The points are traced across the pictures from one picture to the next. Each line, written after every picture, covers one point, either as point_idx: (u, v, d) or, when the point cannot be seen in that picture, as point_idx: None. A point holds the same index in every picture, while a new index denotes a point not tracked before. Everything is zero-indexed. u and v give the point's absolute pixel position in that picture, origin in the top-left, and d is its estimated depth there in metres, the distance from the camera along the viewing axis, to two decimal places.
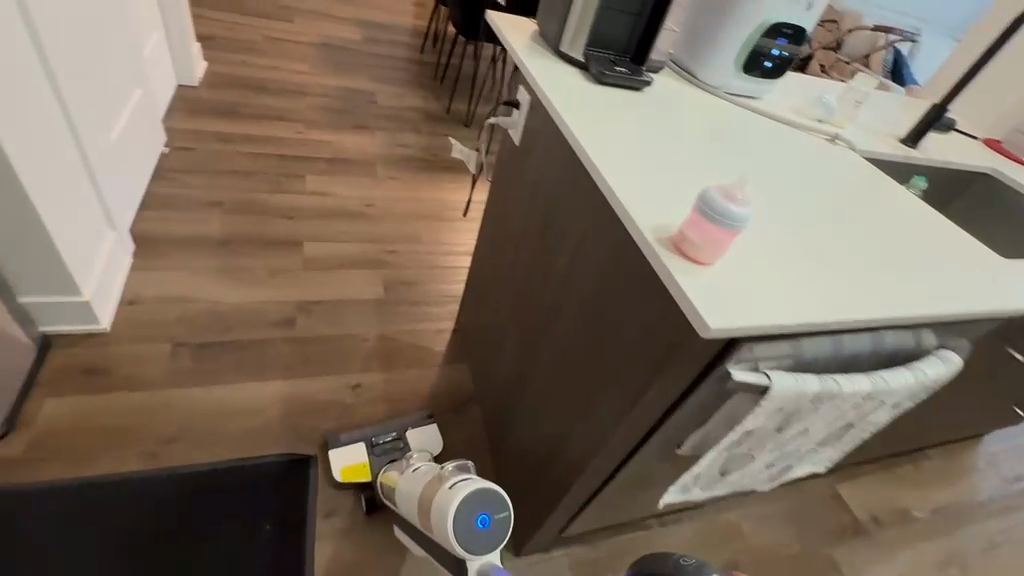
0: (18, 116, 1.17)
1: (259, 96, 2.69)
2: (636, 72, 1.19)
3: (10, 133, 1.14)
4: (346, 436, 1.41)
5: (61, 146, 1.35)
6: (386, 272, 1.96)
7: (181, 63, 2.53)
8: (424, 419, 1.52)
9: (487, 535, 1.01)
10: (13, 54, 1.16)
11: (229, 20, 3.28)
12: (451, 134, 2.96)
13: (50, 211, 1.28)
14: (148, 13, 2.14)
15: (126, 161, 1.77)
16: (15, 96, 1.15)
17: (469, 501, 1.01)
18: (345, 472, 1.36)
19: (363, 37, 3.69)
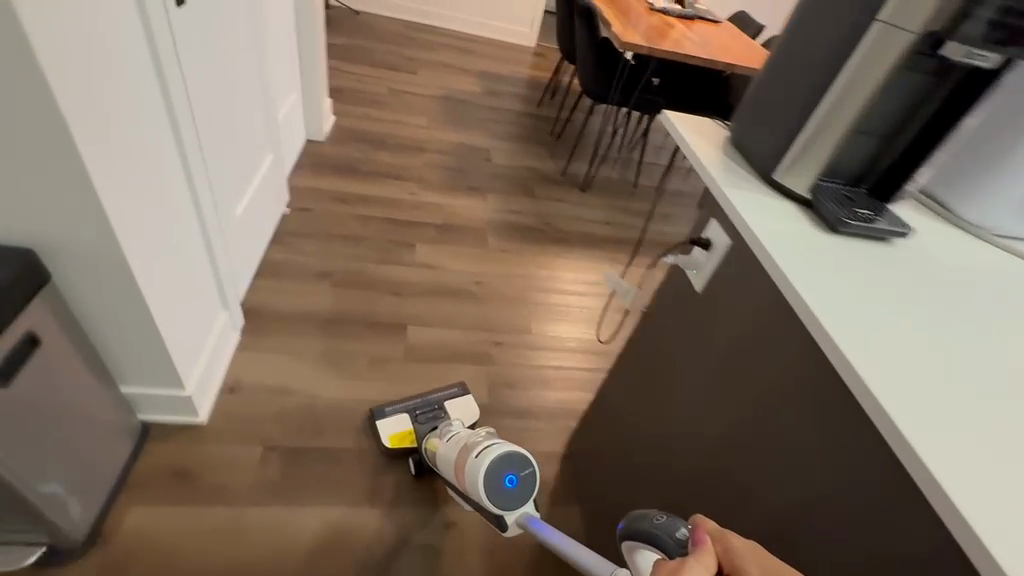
0: (146, 214, 1.09)
1: (379, 153, 2.67)
2: (883, 215, 0.86)
3: (136, 235, 1.05)
4: (390, 407, 1.46)
5: (187, 232, 1.27)
6: (490, 371, 1.75)
7: (311, 118, 2.55)
8: (460, 392, 1.57)
9: (517, 493, 0.98)
10: (151, 149, 1.08)
11: (360, 72, 3.38)
12: (567, 200, 2.72)
13: (165, 307, 1.19)
14: (287, 75, 2.15)
15: (248, 230, 1.72)
16: (145, 194, 1.07)
17: (492, 466, 0.99)
18: (392, 440, 1.41)
19: (481, 89, 3.64)
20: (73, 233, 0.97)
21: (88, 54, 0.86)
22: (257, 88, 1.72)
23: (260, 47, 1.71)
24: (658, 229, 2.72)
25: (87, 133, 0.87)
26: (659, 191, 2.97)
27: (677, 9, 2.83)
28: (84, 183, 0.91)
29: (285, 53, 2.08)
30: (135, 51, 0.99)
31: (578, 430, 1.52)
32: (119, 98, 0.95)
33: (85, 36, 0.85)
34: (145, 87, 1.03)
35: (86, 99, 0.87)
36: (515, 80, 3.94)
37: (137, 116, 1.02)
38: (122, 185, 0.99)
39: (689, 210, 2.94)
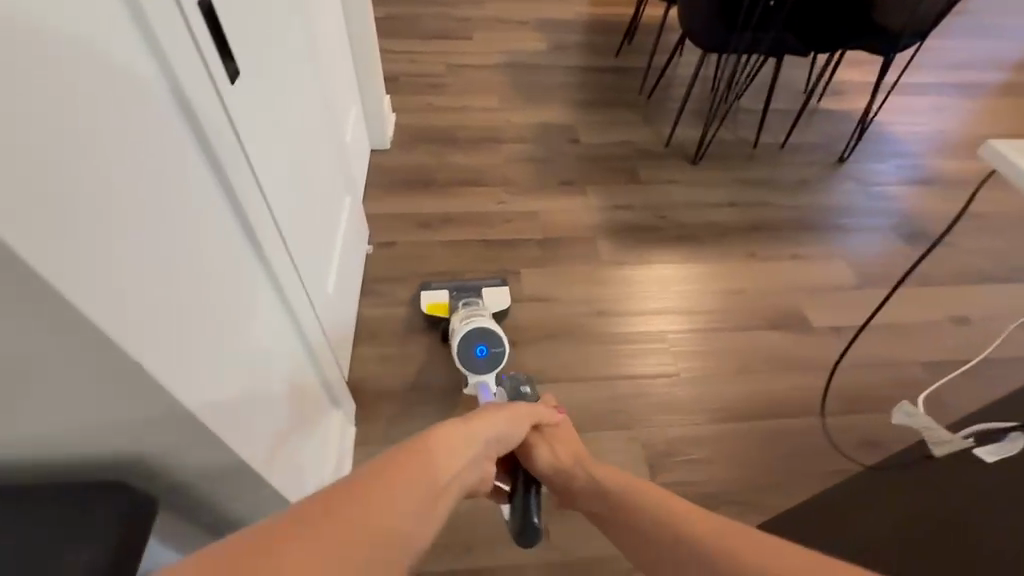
0: (226, 371, 0.83)
1: (453, 152, 2.31)
2: None
3: (220, 408, 0.79)
4: (434, 282, 1.66)
5: (275, 354, 1.03)
6: (642, 436, 1.46)
7: (373, 124, 2.21)
8: (500, 284, 1.72)
9: (482, 361, 1.40)
10: (212, 287, 0.80)
11: (410, 49, 2.95)
12: (678, 181, 2.26)
13: (266, 459, 0.96)
14: (346, 91, 1.81)
15: (341, 298, 1.49)
16: (228, 338, 0.84)
17: (471, 337, 1.40)
18: (430, 307, 1.62)
19: (547, 45, 3.10)
20: (141, 436, 0.73)
21: (92, 212, 0.56)
22: (321, 129, 1.41)
23: (314, 77, 1.38)
24: (795, 203, 2.22)
25: (120, 325, 0.59)
26: (785, 150, 2.44)
27: None
28: (136, 387, 0.64)
29: (341, 67, 1.74)
30: (161, 169, 0.68)
31: (774, 522, 1.24)
32: (152, 246, 0.66)
33: (80, 184, 0.54)
34: (186, 211, 0.74)
35: (109, 278, 0.58)
36: (583, 23, 3.35)
37: (184, 256, 0.73)
38: (193, 347, 0.74)
39: (826, 169, 2.40)
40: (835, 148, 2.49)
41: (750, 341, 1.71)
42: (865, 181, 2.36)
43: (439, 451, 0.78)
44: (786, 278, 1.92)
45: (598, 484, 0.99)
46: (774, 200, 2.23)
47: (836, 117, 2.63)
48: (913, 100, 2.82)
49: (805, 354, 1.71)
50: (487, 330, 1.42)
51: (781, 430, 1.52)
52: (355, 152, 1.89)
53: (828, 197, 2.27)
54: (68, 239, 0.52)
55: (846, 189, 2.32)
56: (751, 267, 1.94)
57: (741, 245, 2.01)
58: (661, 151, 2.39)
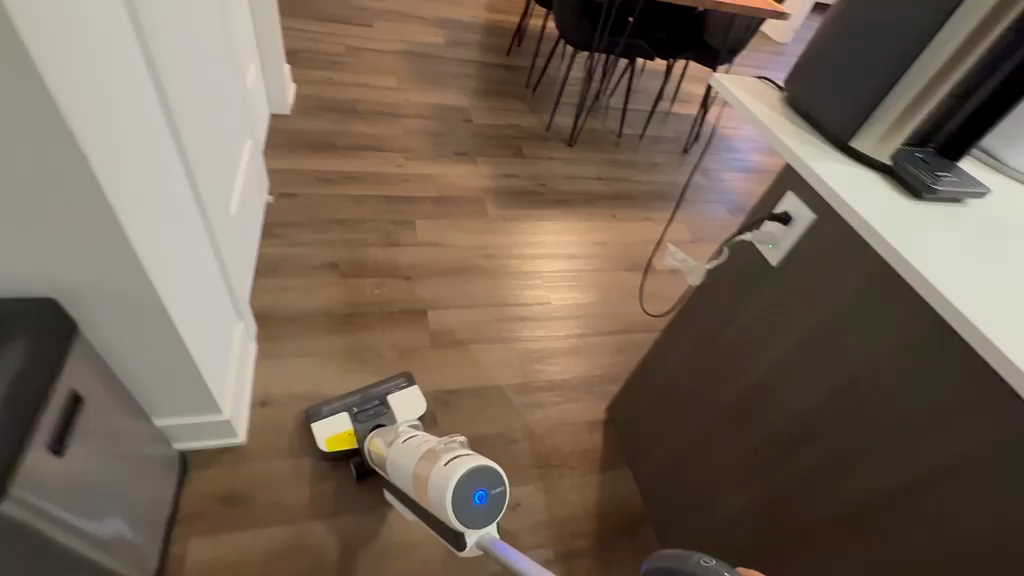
0: (161, 231, 0.99)
1: (352, 122, 2.46)
2: (966, 178, 0.90)
3: (156, 257, 0.95)
4: (326, 407, 1.38)
5: (199, 245, 1.18)
6: (521, 347, 1.74)
7: (273, 88, 2.30)
8: (406, 382, 1.50)
9: (484, 510, 0.90)
10: (154, 158, 0.96)
11: (310, 29, 3.05)
12: (557, 158, 2.63)
13: (190, 329, 1.11)
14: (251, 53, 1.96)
15: (245, 226, 1.60)
16: (159, 202, 0.98)
17: (466, 479, 0.90)
18: (329, 444, 1.34)
19: (444, 39, 3.39)
20: (93, 262, 0.88)
21: (81, 42, 0.72)
22: (233, 74, 1.57)
23: (228, 30, 1.56)
24: (650, 180, 2.70)
25: (96, 145, 0.76)
26: (643, 139, 2.93)
27: None
28: (101, 207, 0.80)
29: (247, 28, 1.89)
30: (129, 46, 0.87)
31: (617, 396, 1.57)
32: (121, 102, 0.83)
33: (84, 30, 0.73)
34: (141, 89, 0.91)
35: (85, 94, 0.73)
36: (477, 25, 3.69)
37: (138, 119, 0.90)
38: (134, 192, 0.88)
39: (674, 156, 2.93)
40: (682, 141, 3.04)
41: (610, 279, 2.08)
42: (704, 167, 2.92)
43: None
44: (640, 234, 2.34)
45: None
46: (635, 177, 2.68)
47: (683, 118, 3.21)
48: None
49: (652, 289, 2.12)
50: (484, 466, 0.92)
51: (632, 342, 1.89)
52: (259, 110, 2.01)
53: (676, 178, 2.78)
54: (72, 61, 0.70)
55: (690, 173, 2.85)
56: (613, 225, 2.34)
57: (607, 209, 2.41)
58: (544, 134, 2.76)
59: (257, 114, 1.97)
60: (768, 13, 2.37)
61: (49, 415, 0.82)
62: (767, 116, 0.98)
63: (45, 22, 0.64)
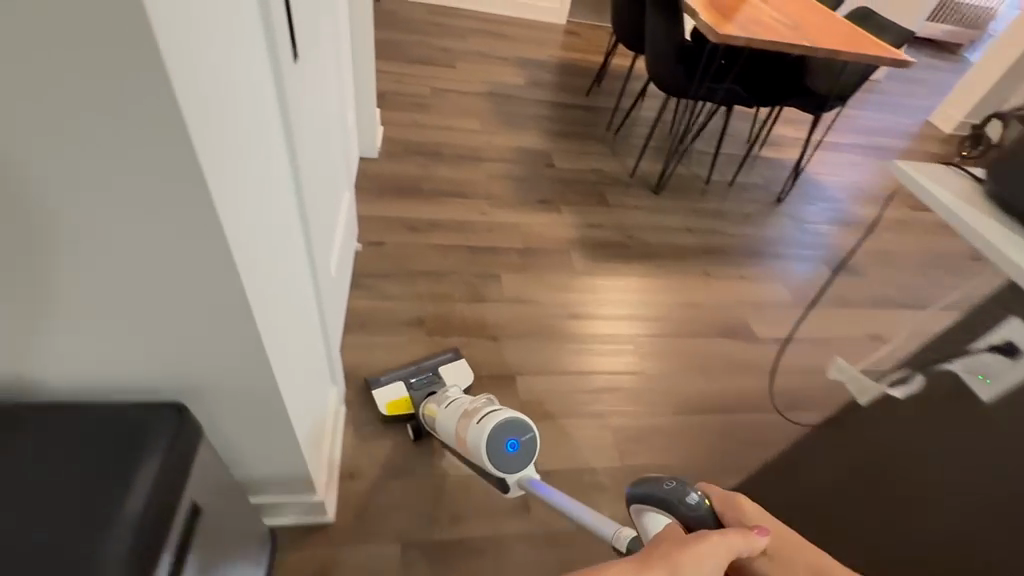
0: (274, 289, 0.91)
1: (437, 166, 2.45)
2: None
3: (267, 318, 0.87)
4: (384, 376, 1.50)
5: (304, 299, 1.12)
6: (615, 424, 1.62)
7: (364, 133, 2.33)
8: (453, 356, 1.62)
9: (517, 455, 1.13)
10: (272, 211, 0.89)
11: (396, 71, 3.12)
12: (642, 206, 2.51)
13: (291, 388, 1.03)
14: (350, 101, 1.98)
15: (342, 281, 1.58)
16: (281, 281, 0.94)
17: (498, 431, 1.12)
18: (389, 408, 1.46)
19: (523, 80, 3.38)
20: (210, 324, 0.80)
21: (230, 133, 0.69)
22: (339, 123, 1.56)
23: (337, 80, 1.56)
24: (741, 232, 2.52)
25: (236, 228, 0.72)
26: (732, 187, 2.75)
27: None
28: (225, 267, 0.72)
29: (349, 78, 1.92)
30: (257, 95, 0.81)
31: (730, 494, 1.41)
32: (248, 154, 0.77)
33: (221, 77, 0.66)
34: (265, 140, 0.85)
35: (231, 186, 0.70)
36: (555, 65, 3.67)
37: (270, 199, 0.87)
38: (262, 278, 0.84)
39: (767, 206, 2.74)
40: (775, 189, 2.85)
41: (707, 346, 1.92)
42: (799, 219, 2.71)
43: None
44: (735, 294, 2.16)
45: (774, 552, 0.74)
46: (725, 228, 2.51)
47: (772, 164, 3.02)
48: (834, 154, 3.29)
49: (751, 358, 1.93)
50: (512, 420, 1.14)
51: (733, 423, 1.72)
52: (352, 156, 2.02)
53: (769, 230, 2.58)
54: (223, 156, 0.67)
55: (783, 225, 2.65)
56: (704, 284, 2.18)
57: (698, 265, 2.26)
58: (627, 179, 2.66)
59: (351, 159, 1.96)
60: (887, 59, 2.18)
61: (169, 546, 0.76)
62: (963, 213, 0.83)
63: (195, 86, 0.59)
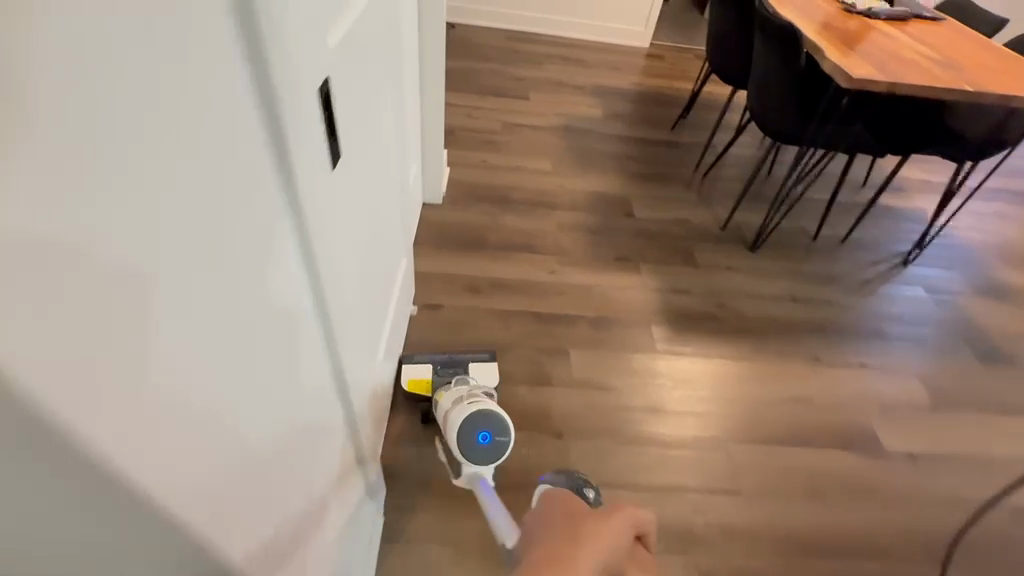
0: (216, 454, 0.56)
1: (505, 214, 2.26)
2: None
3: (196, 515, 0.52)
4: (416, 355, 1.54)
5: (303, 429, 0.81)
6: (700, 563, 1.33)
7: (429, 179, 2.19)
8: (489, 358, 1.62)
9: (484, 449, 1.21)
10: (211, 331, 0.54)
11: (468, 104, 2.99)
12: (736, 267, 2.17)
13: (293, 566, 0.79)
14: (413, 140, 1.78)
15: (388, 362, 1.39)
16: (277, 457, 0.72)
17: (473, 423, 1.22)
18: (410, 384, 1.49)
19: (602, 111, 3.13)
20: None
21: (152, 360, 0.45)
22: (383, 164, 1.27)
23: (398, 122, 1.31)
24: (858, 305, 2.11)
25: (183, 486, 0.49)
26: (845, 247, 2.34)
27: (886, 10, 2.20)
28: (72, 493, 0.37)
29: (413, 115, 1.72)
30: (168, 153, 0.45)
31: None
32: (129, 267, 0.41)
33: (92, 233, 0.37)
34: (192, 225, 0.49)
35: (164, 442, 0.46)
36: (636, 94, 3.39)
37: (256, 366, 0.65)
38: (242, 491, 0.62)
39: (891, 269, 2.29)
40: (901, 248, 2.38)
41: (819, 459, 1.56)
42: (933, 288, 2.23)
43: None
44: (853, 389, 1.77)
45: None
46: (838, 300, 2.11)
47: (897, 216, 2.55)
48: (976, 204, 2.73)
49: (879, 480, 1.55)
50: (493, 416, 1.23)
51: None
52: (413, 203, 1.85)
53: (894, 303, 2.14)
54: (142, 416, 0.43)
55: (913, 296, 2.19)
56: (814, 372, 1.81)
57: (806, 349, 1.89)
58: (718, 234, 2.33)
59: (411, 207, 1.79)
60: None
61: None
62: None
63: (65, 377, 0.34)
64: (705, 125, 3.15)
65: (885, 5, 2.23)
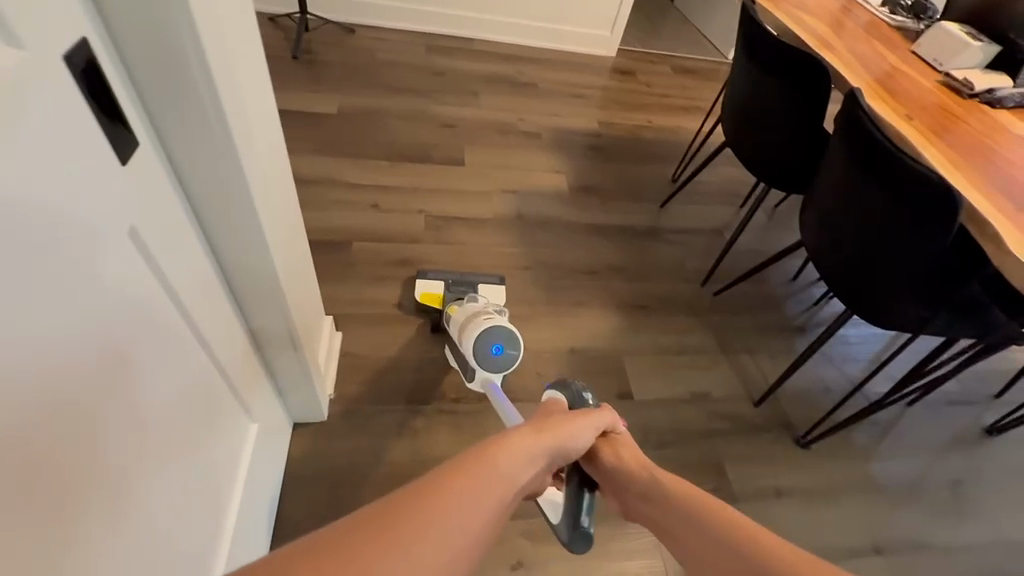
0: None
1: (436, 430, 1.41)
2: None
3: None
4: (430, 272, 1.63)
5: None
6: None
7: (295, 397, 1.27)
8: (498, 281, 1.66)
9: (496, 360, 1.25)
10: None
11: (375, 182, 2.04)
12: (787, 491, 1.46)
13: None
14: (183, 433, 0.81)
15: None
16: None
17: (483, 337, 1.25)
18: (423, 296, 1.58)
19: (567, 182, 2.26)
20: None
21: None
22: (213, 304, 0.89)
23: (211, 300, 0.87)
24: (958, 539, 1.45)
25: None
26: (916, 411, 1.71)
27: (1016, 91, 1.39)
28: None
29: (164, 402, 0.74)
30: None
31: None
32: None
33: None
34: None
35: None
36: (609, 144, 2.54)
37: None
38: None
39: (981, 453, 1.65)
40: (983, 409, 1.76)
41: None
42: None
43: (502, 451, 0.72)
44: None
45: (634, 478, 0.87)
46: (935, 535, 1.44)
47: None
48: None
49: None
50: (505, 329, 1.26)
51: None
52: (203, 524, 0.89)
53: (1004, 522, 1.51)
54: None
55: (1018, 502, 1.56)
56: None
57: None
58: (750, 419, 1.60)
59: (187, 567, 0.84)
60: None
61: None
62: None
63: None
64: (702, 195, 2.37)
65: (1011, 80, 1.43)
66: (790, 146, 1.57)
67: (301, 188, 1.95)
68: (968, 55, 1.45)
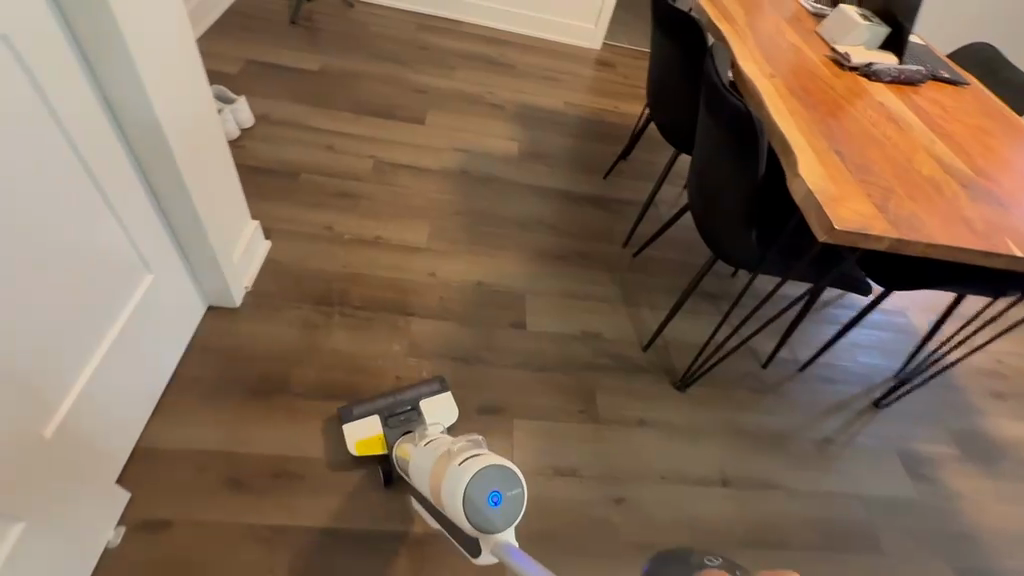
0: None
1: (335, 329, 1.57)
2: None
3: None
4: (358, 409, 1.34)
5: None
6: None
7: (206, 277, 1.44)
8: (439, 391, 1.41)
9: (496, 515, 0.78)
10: None
11: (337, 129, 2.24)
12: (652, 423, 1.57)
13: None
14: (74, 257, 1.00)
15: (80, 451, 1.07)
16: None
17: (468, 485, 0.79)
18: (359, 447, 1.30)
19: (518, 148, 2.42)
20: None
21: None
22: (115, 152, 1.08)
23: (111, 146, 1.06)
24: (812, 488, 1.53)
25: None
26: (804, 376, 1.77)
27: (891, 69, 1.49)
28: None
29: (46, 206, 0.93)
30: None
31: None
32: None
33: None
34: None
35: None
36: (570, 122, 2.69)
37: None
38: None
39: (858, 419, 1.71)
40: (874, 383, 1.81)
41: None
42: (909, 454, 1.65)
43: None
44: None
45: None
46: (784, 479, 1.53)
47: (873, 330, 1.95)
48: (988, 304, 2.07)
49: None
50: (494, 464, 0.81)
51: None
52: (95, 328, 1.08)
53: (861, 478, 1.57)
54: None
55: (885, 465, 1.62)
56: None
57: None
58: (635, 361, 1.71)
59: (66, 358, 1.01)
60: None
61: None
62: None
63: None
64: (649, 173, 2.48)
65: (893, 59, 1.54)
66: (690, 109, 1.69)
67: (267, 128, 2.16)
68: (855, 34, 1.56)
